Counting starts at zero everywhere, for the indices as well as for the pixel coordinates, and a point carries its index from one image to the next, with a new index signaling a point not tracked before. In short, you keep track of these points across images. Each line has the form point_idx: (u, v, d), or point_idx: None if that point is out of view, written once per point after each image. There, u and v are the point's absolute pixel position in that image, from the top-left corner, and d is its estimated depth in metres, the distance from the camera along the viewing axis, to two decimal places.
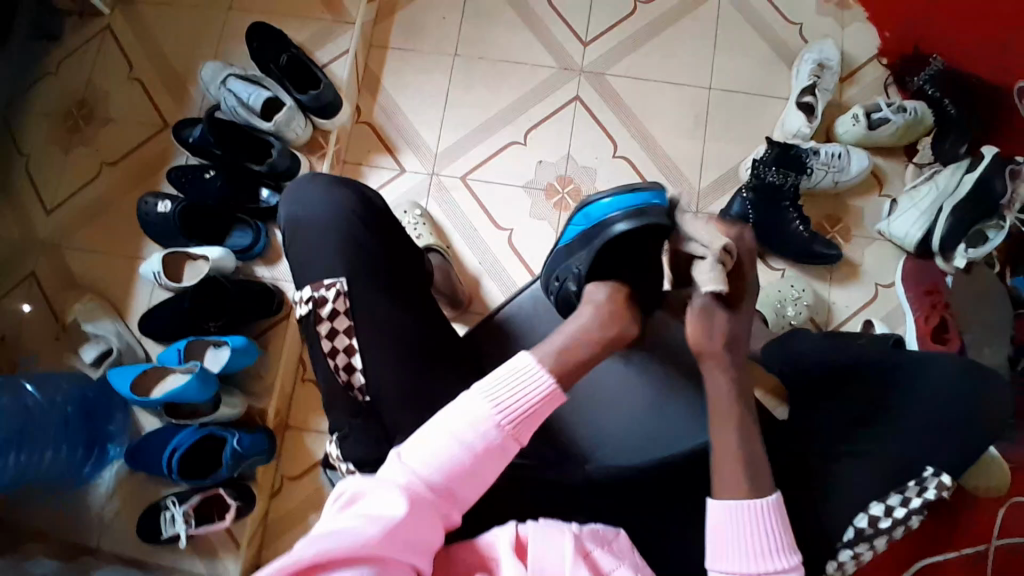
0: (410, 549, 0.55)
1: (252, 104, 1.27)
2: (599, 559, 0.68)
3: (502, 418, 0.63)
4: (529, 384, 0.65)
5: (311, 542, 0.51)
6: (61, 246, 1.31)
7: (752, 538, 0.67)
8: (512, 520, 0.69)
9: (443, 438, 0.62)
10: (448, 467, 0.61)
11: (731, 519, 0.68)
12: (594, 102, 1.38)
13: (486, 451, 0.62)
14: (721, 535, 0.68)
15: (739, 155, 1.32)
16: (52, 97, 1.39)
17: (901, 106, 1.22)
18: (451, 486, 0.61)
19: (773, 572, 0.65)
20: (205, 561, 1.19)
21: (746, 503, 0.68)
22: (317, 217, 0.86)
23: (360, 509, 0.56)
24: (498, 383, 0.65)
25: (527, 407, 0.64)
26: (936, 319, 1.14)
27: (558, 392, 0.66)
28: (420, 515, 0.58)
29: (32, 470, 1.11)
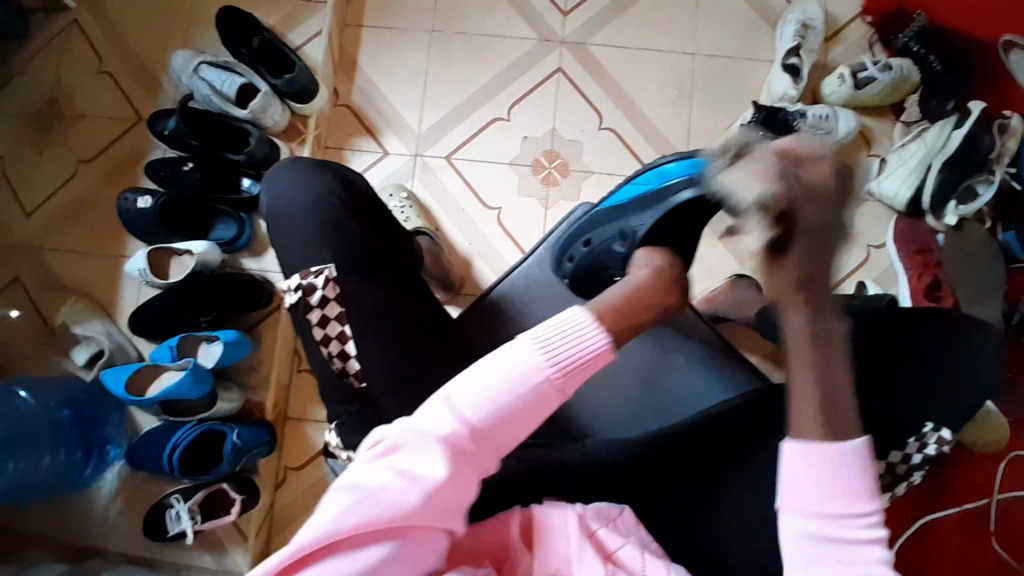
0: (443, 511, 0.54)
1: (226, 91, 1.23)
2: (605, 538, 0.69)
3: (554, 366, 0.58)
4: (585, 334, 0.59)
5: (345, 511, 0.51)
6: (43, 249, 1.29)
7: (832, 485, 0.54)
8: (517, 506, 0.71)
9: (492, 379, 0.57)
10: (497, 412, 0.56)
11: (809, 463, 0.55)
12: (577, 74, 1.35)
13: (536, 399, 0.57)
14: (793, 480, 0.55)
15: (726, 121, 1.31)
16: (21, 96, 1.35)
17: (887, 63, 1.21)
18: (495, 436, 0.57)
19: (858, 521, 0.54)
20: (213, 555, 1.19)
21: (830, 446, 0.55)
22: (301, 206, 0.84)
23: (396, 462, 0.54)
24: (556, 326, 0.59)
25: (580, 362, 0.58)
26: (928, 277, 1.14)
27: (608, 345, 0.60)
28: (459, 477, 0.55)
29: (31, 476, 1.09)
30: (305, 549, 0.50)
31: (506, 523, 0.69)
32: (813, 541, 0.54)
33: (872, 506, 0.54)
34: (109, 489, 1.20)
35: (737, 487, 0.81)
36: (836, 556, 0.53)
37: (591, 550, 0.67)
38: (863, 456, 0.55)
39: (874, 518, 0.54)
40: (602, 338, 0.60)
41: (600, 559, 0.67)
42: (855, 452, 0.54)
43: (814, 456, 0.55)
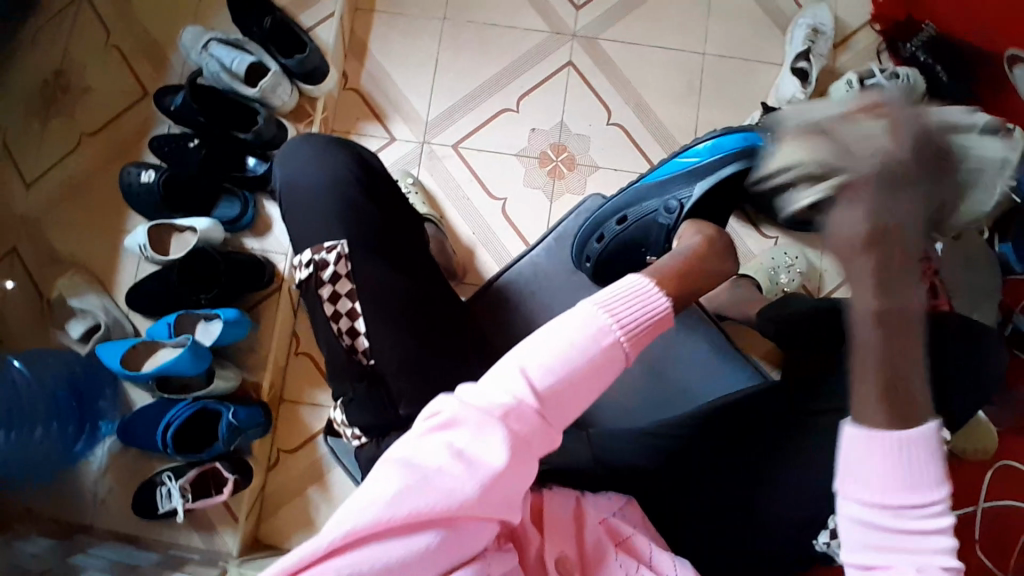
0: (499, 498, 0.52)
1: (235, 69, 1.21)
2: (618, 525, 0.72)
3: (621, 334, 0.57)
4: (647, 299, 0.59)
5: (396, 498, 0.49)
6: (42, 221, 1.27)
7: (902, 470, 0.52)
8: (529, 490, 0.71)
9: (556, 347, 0.56)
10: (563, 382, 0.55)
11: (876, 448, 0.53)
12: (587, 69, 1.36)
13: (601, 369, 0.56)
14: (853, 465, 0.54)
15: (733, 122, 1.32)
16: (25, 66, 1.33)
17: (895, 71, 1.22)
18: (556, 412, 0.56)
19: (917, 508, 0.52)
20: (202, 535, 1.18)
21: (897, 433, 0.52)
22: (314, 185, 0.85)
23: (452, 439, 0.53)
24: (618, 295, 0.59)
25: (641, 330, 0.58)
26: (925, 285, 1.15)
27: (671, 313, 0.60)
28: (519, 460, 0.53)
29: (23, 449, 1.07)
30: (349, 537, 0.48)
31: None
32: (872, 527, 0.53)
33: (939, 492, 0.53)
34: (99, 465, 1.19)
35: (733, 479, 0.83)
36: (896, 540, 0.52)
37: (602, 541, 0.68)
38: (928, 444, 0.52)
39: (941, 504, 0.53)
40: (663, 305, 0.60)
41: (611, 546, 0.68)
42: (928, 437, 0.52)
43: (880, 441, 0.53)
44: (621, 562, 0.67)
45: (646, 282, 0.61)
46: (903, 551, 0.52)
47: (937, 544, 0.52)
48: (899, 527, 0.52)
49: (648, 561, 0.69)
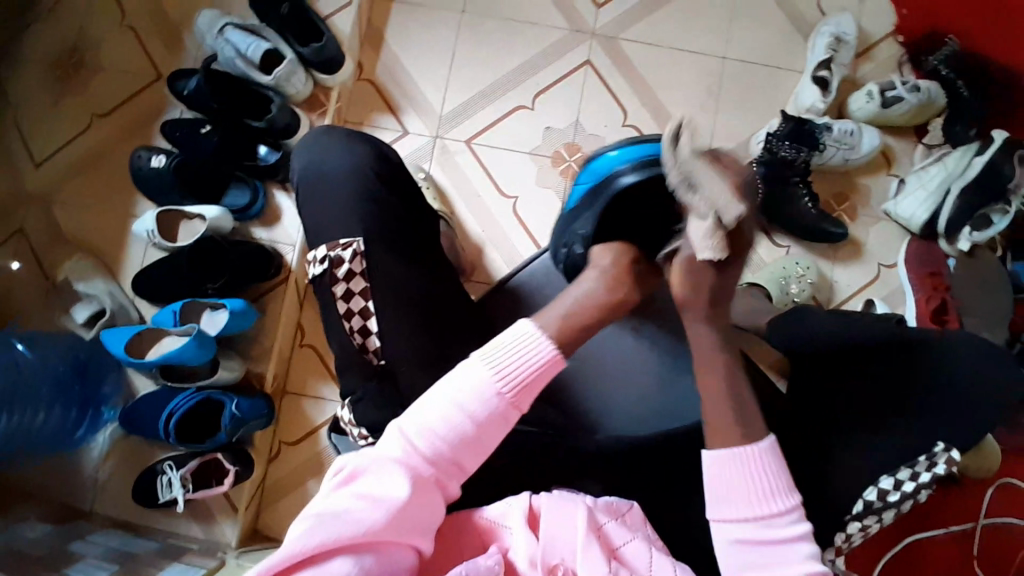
0: (410, 530, 0.57)
1: (250, 56, 1.20)
2: (611, 533, 0.70)
3: (504, 387, 0.62)
4: (531, 348, 0.64)
5: (308, 531, 0.54)
6: (50, 201, 1.26)
7: (753, 482, 0.66)
8: (525, 493, 0.71)
9: (442, 406, 0.61)
10: (453, 433, 0.61)
11: (729, 465, 0.67)
12: (605, 68, 1.34)
13: (489, 422, 0.61)
14: (718, 484, 0.67)
15: (752, 129, 1.31)
16: (37, 44, 1.31)
17: (917, 84, 1.20)
18: (448, 459, 0.61)
19: (776, 513, 0.66)
20: (203, 523, 1.18)
21: (744, 450, 0.67)
22: (333, 181, 0.83)
23: (359, 487, 0.58)
24: (502, 346, 0.64)
25: (527, 373, 0.63)
26: (936, 301, 1.15)
27: (561, 356, 0.65)
28: (419, 498, 0.59)
29: (24, 432, 1.05)
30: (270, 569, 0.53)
31: (512, 505, 0.70)
32: (743, 541, 0.66)
33: (794, 499, 0.66)
34: (100, 451, 1.19)
35: None
36: (767, 551, 0.65)
37: (597, 546, 0.67)
38: (769, 456, 0.67)
39: (795, 512, 0.66)
40: (548, 351, 0.64)
41: (606, 556, 0.67)
42: (766, 454, 0.67)
43: (731, 459, 0.67)
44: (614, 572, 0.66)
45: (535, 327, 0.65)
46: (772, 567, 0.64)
47: (801, 553, 0.65)
48: (763, 538, 0.65)
49: None
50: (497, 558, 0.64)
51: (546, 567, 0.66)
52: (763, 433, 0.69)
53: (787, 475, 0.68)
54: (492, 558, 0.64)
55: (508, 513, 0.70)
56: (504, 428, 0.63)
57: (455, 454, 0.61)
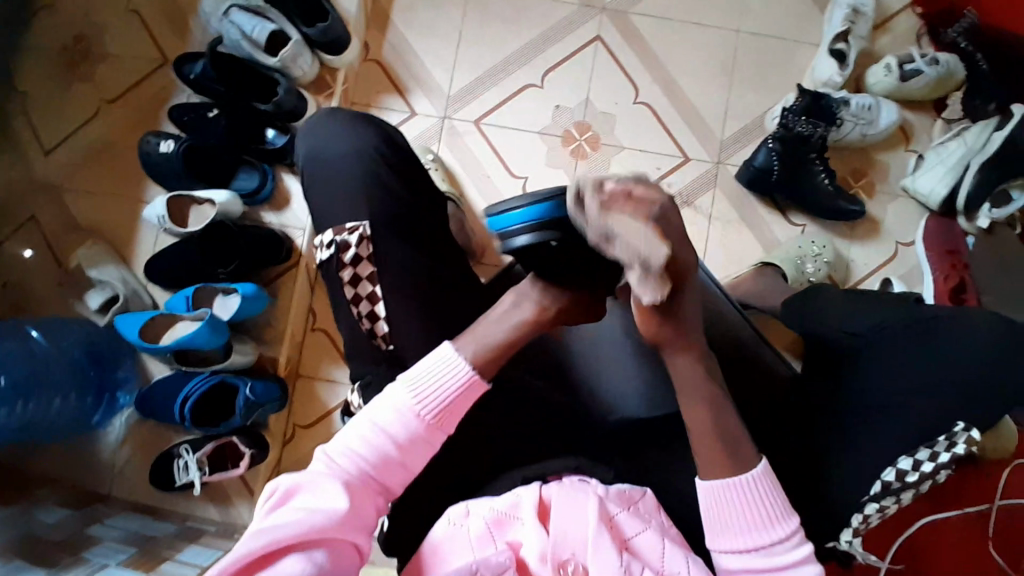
0: (345, 534, 0.65)
1: (256, 37, 1.19)
2: (624, 523, 0.72)
3: (424, 411, 0.72)
4: (446, 371, 0.73)
5: (255, 536, 0.60)
6: (60, 188, 1.26)
7: (754, 511, 0.70)
8: (535, 485, 0.74)
9: (367, 430, 0.71)
10: (377, 453, 0.70)
11: (730, 495, 0.70)
12: (616, 44, 1.32)
13: (412, 442, 0.71)
14: (716, 515, 0.71)
15: (767, 105, 1.28)
16: (43, 31, 1.29)
17: (936, 57, 1.17)
18: (377, 473, 0.70)
19: (776, 539, 0.70)
20: (219, 506, 1.20)
21: (736, 479, 0.71)
22: (338, 166, 0.82)
23: (296, 502, 0.65)
24: (418, 375, 0.73)
25: (442, 393, 0.72)
26: (955, 279, 1.14)
27: (479, 377, 0.74)
28: (352, 507, 0.67)
29: (39, 419, 1.07)
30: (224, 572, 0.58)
31: (523, 497, 0.73)
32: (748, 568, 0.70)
33: (793, 525, 0.70)
34: (117, 435, 1.20)
35: None
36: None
37: (608, 536, 0.69)
38: (763, 481, 0.71)
39: (795, 536, 0.70)
40: (464, 372, 0.73)
41: (618, 547, 0.69)
42: (759, 481, 0.70)
43: (730, 490, 0.71)
44: (625, 564, 0.68)
45: (453, 352, 0.74)
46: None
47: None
48: (767, 563, 0.69)
49: (659, 565, 0.70)
50: (507, 554, 0.68)
51: (557, 562, 0.68)
52: (756, 461, 0.72)
53: (782, 499, 0.71)
54: (502, 555, 0.68)
55: (519, 505, 0.73)
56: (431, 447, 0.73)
57: (383, 471, 0.71)
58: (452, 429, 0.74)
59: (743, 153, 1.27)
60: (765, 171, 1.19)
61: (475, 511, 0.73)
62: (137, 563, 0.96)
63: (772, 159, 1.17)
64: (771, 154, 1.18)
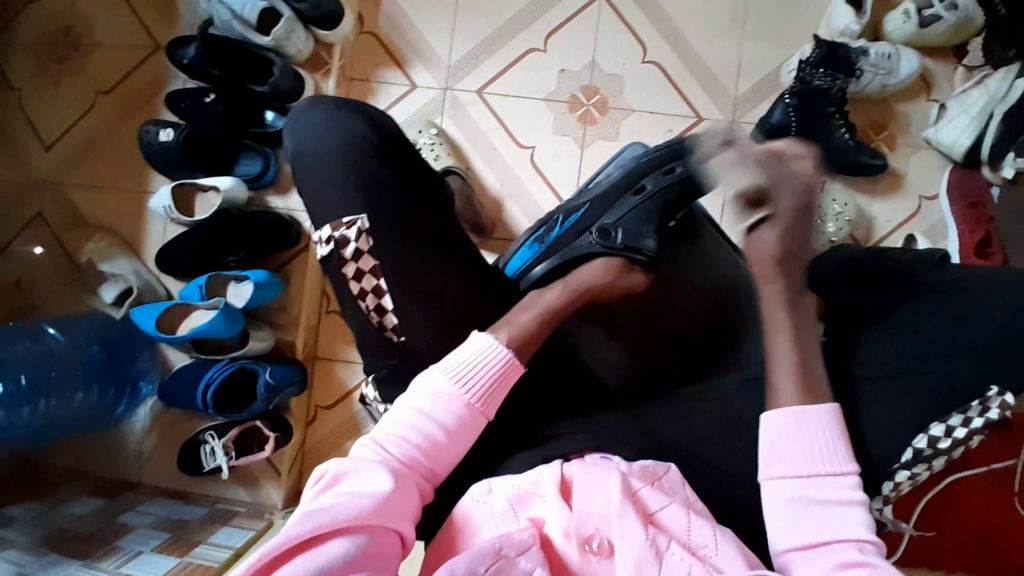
0: (394, 518, 0.64)
1: (246, 16, 1.15)
2: (647, 498, 0.71)
3: (469, 396, 0.72)
4: (488, 356, 0.74)
5: (301, 520, 0.59)
6: (63, 185, 1.25)
7: (807, 444, 0.69)
8: (557, 462, 0.74)
9: (412, 418, 0.71)
10: (424, 439, 0.71)
11: (787, 428, 0.70)
12: (619, 1, 1.26)
13: (458, 427, 0.72)
14: (773, 445, 0.70)
15: (781, 58, 1.23)
16: (36, 26, 1.28)
17: (955, 1, 1.10)
18: (423, 460, 0.70)
19: (830, 473, 0.67)
20: (247, 489, 1.22)
21: (805, 409, 0.70)
22: (334, 153, 0.80)
23: (344, 488, 0.65)
24: (463, 362, 0.74)
25: (485, 378, 0.73)
26: (980, 233, 1.09)
27: (516, 360, 0.75)
28: (401, 492, 0.66)
29: (64, 413, 1.10)
30: (268, 556, 0.57)
31: (545, 474, 0.73)
32: (794, 501, 0.67)
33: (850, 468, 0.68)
34: (142, 425, 1.23)
35: None
36: (817, 513, 0.66)
37: (633, 511, 0.68)
38: (827, 418, 0.70)
39: (852, 477, 0.67)
40: (505, 355, 0.75)
41: (642, 521, 0.68)
42: (821, 415, 0.70)
43: (786, 422, 0.70)
44: (651, 537, 0.67)
45: (491, 338, 0.75)
46: (825, 527, 0.65)
47: (856, 515, 0.66)
48: (816, 500, 0.67)
49: (685, 539, 0.69)
50: (530, 532, 0.67)
51: (581, 538, 0.67)
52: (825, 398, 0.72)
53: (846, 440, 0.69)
54: (526, 533, 0.67)
55: (541, 481, 0.72)
56: (475, 432, 0.74)
57: (430, 457, 0.71)
58: (494, 413, 0.75)
59: (756, 110, 1.23)
60: (782, 129, 1.13)
61: (498, 488, 0.72)
62: (170, 548, 0.98)
63: (789, 116, 1.12)
64: (788, 111, 1.12)
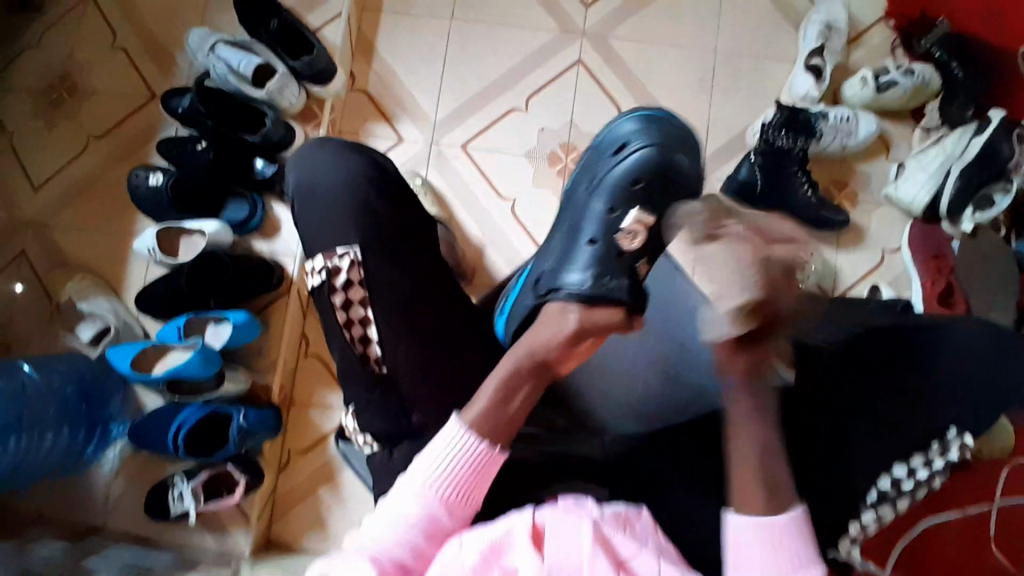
0: None
1: (243, 71, 1.22)
2: (620, 544, 0.65)
3: (448, 493, 0.67)
4: (464, 447, 0.68)
5: None
6: (51, 224, 1.27)
7: (779, 557, 0.61)
8: (527, 508, 0.64)
9: (391, 525, 0.65)
10: (408, 542, 0.64)
11: (750, 536, 0.63)
12: (597, 67, 1.34)
13: (440, 526, 0.66)
14: (737, 552, 0.63)
15: (747, 120, 1.30)
16: (37, 73, 1.33)
17: (910, 68, 1.20)
18: (411, 566, 0.64)
19: None
20: (214, 537, 1.18)
21: (767, 519, 0.63)
22: (320, 190, 0.84)
23: None
24: (438, 455, 0.68)
25: (464, 471, 0.68)
26: (942, 283, 1.13)
27: (493, 448, 0.69)
28: None
29: (32, 456, 1.08)
30: None
31: (516, 524, 0.63)
32: None
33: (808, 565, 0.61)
34: (111, 467, 1.19)
35: None
36: None
37: (604, 558, 0.62)
38: (796, 529, 0.62)
39: None
40: (481, 445, 0.68)
41: (614, 567, 0.63)
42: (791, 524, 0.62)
43: (753, 530, 0.63)
44: None
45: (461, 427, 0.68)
46: None
47: None
48: None
49: None
50: None
51: None
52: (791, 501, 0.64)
53: (815, 550, 0.63)
54: None
55: (512, 531, 0.63)
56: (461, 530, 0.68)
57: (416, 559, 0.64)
58: (477, 507, 0.69)
59: (726, 168, 1.29)
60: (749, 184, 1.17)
61: (469, 543, 0.63)
62: None
63: (755, 172, 1.16)
64: (754, 168, 1.17)
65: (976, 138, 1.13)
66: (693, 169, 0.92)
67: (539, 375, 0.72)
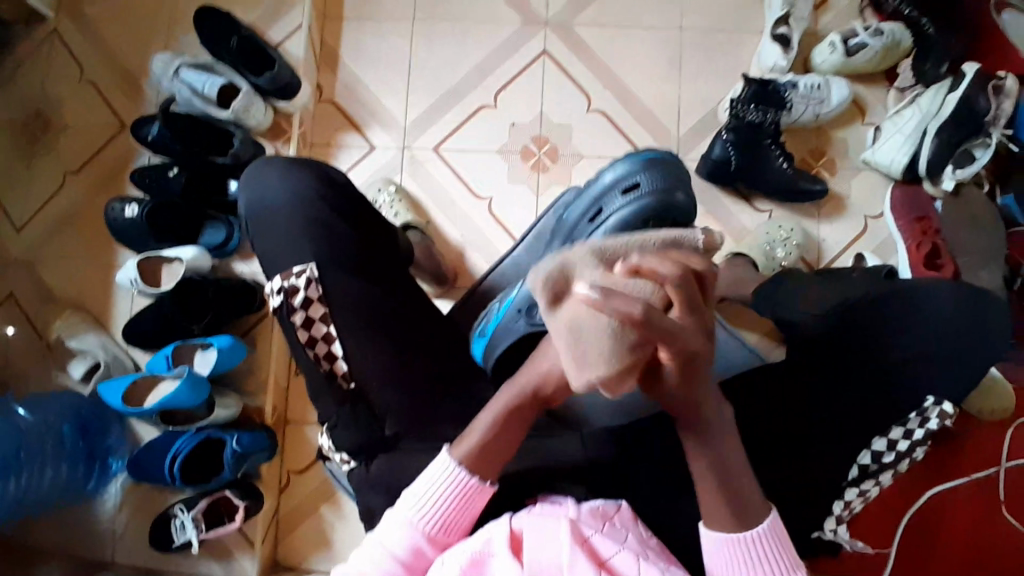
0: None
1: (207, 92, 1.21)
2: (599, 544, 0.64)
3: (432, 527, 0.68)
4: (450, 481, 0.68)
5: None
6: (35, 263, 1.28)
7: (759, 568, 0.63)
8: (504, 515, 0.65)
9: (375, 558, 0.67)
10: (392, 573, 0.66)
11: (729, 551, 0.63)
12: (563, 56, 1.33)
13: (424, 556, 0.67)
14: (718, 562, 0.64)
15: (718, 95, 1.28)
16: (6, 113, 1.33)
17: (879, 27, 1.17)
18: None
19: None
20: (222, 560, 1.19)
21: (743, 535, 0.63)
22: (277, 212, 0.83)
23: None
24: (424, 488, 0.68)
25: (447, 505, 0.68)
26: (927, 245, 1.12)
27: (483, 482, 0.69)
28: None
29: (33, 493, 1.11)
30: None
31: (494, 531, 0.64)
32: None
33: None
34: (113, 503, 1.20)
35: None
36: None
37: (584, 556, 0.62)
38: (771, 538, 0.63)
39: None
40: (469, 479, 0.68)
41: (594, 565, 0.62)
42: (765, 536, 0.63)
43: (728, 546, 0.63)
44: None
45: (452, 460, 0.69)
46: None
47: None
48: None
49: None
50: None
51: None
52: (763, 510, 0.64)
53: (791, 548, 0.64)
54: None
55: (491, 540, 0.64)
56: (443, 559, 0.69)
57: None
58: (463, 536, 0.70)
59: (700, 147, 1.27)
60: (723, 163, 1.18)
61: (449, 558, 0.64)
62: None
63: (728, 150, 1.16)
64: (727, 145, 1.16)
65: (953, 91, 1.12)
66: (689, 210, 0.85)
67: (536, 407, 0.71)
